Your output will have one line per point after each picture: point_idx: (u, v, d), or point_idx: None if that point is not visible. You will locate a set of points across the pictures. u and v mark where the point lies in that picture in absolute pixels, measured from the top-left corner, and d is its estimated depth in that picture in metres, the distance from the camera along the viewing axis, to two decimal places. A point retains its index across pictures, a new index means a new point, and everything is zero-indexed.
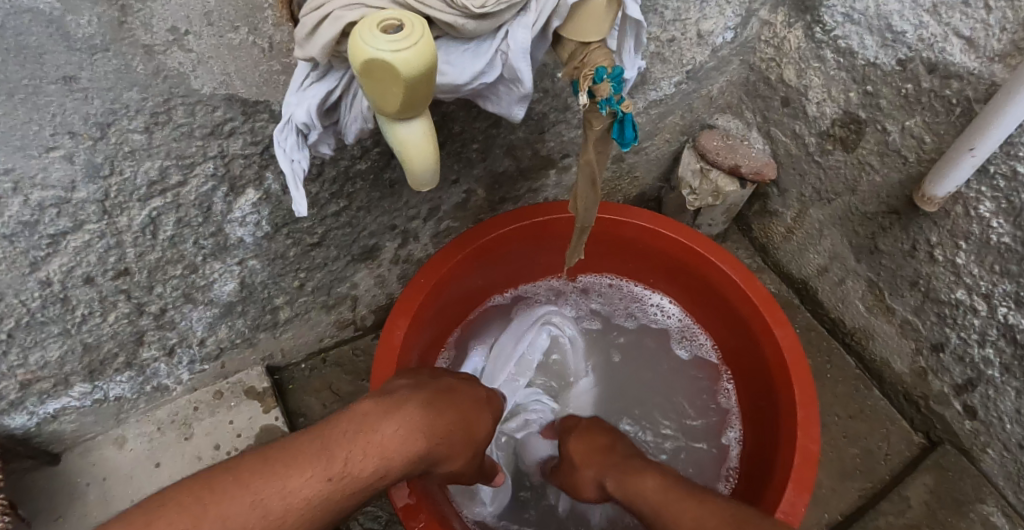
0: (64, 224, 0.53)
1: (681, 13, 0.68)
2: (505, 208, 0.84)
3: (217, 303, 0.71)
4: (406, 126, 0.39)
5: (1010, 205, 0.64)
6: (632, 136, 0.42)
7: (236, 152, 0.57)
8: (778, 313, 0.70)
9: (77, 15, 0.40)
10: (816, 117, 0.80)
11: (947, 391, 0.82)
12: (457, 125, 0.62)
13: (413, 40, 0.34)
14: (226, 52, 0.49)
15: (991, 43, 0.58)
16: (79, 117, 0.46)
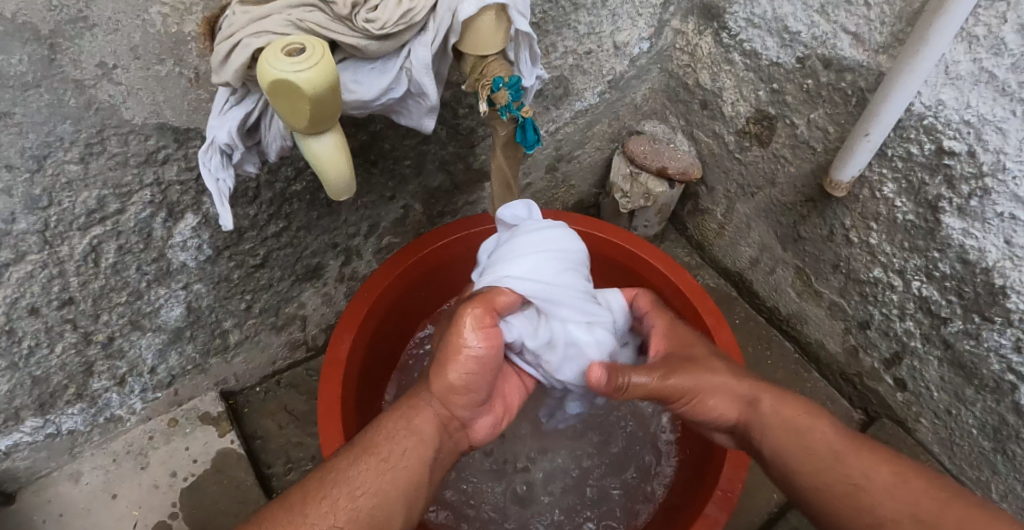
0: (5, 256, 0.54)
1: (595, 27, 0.73)
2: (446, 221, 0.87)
3: (165, 329, 0.72)
4: (318, 139, 0.42)
5: (909, 185, 0.70)
6: (535, 137, 0.47)
7: (172, 179, 0.59)
8: (707, 301, 0.75)
9: (8, 54, 0.44)
10: (732, 117, 0.85)
11: (877, 366, 0.87)
12: (387, 142, 0.66)
13: (315, 61, 0.38)
14: (153, 84, 0.52)
15: (875, 37, 0.63)
16: (14, 151, 0.49)
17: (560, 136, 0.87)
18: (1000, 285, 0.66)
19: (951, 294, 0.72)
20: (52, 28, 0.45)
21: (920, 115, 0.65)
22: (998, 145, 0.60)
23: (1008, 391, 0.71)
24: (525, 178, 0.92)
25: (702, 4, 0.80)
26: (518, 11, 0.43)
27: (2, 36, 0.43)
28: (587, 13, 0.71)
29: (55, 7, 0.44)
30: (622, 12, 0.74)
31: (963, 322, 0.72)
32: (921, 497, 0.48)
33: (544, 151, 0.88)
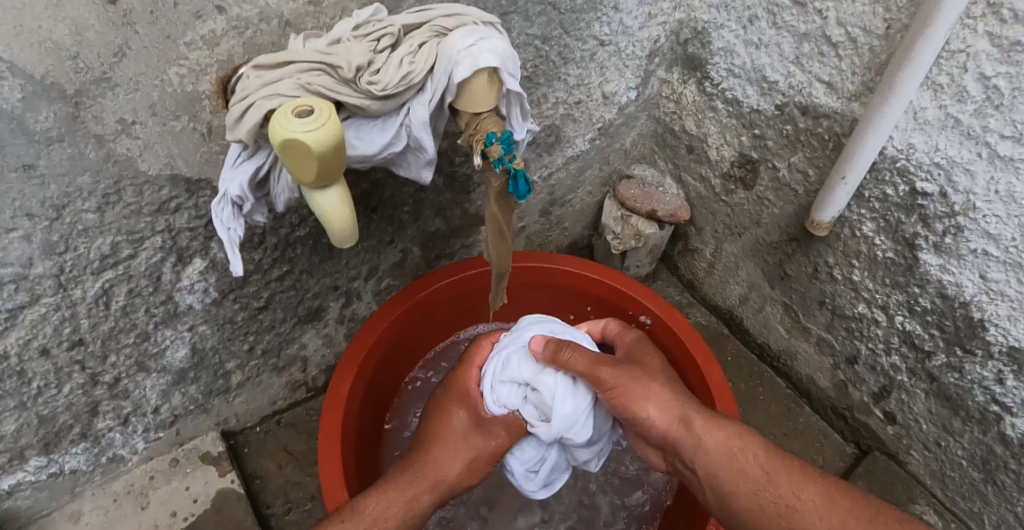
0: (22, 298, 0.57)
1: (583, 79, 0.78)
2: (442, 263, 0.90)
3: (169, 369, 0.74)
4: (323, 193, 0.45)
5: (887, 223, 0.73)
6: (527, 188, 0.49)
7: (182, 226, 0.62)
8: (697, 340, 0.78)
9: (35, 111, 0.47)
10: (718, 161, 0.89)
11: (867, 400, 0.88)
12: (386, 190, 0.70)
13: (324, 122, 0.42)
14: (168, 137, 0.55)
15: (847, 86, 0.67)
16: (36, 200, 0.52)
17: (553, 181, 0.91)
18: (979, 318, 0.69)
19: (933, 327, 0.74)
20: (78, 88, 0.48)
21: (893, 158, 0.69)
22: (967, 185, 0.64)
23: (993, 422, 0.73)
24: (520, 222, 0.96)
25: (685, 55, 0.84)
26: (509, 73, 0.47)
27: (31, 95, 0.47)
28: (576, 66, 0.75)
29: (80, 68, 0.47)
30: (610, 64, 0.79)
31: (946, 355, 0.74)
32: (848, 516, 0.52)
33: (538, 194, 0.92)
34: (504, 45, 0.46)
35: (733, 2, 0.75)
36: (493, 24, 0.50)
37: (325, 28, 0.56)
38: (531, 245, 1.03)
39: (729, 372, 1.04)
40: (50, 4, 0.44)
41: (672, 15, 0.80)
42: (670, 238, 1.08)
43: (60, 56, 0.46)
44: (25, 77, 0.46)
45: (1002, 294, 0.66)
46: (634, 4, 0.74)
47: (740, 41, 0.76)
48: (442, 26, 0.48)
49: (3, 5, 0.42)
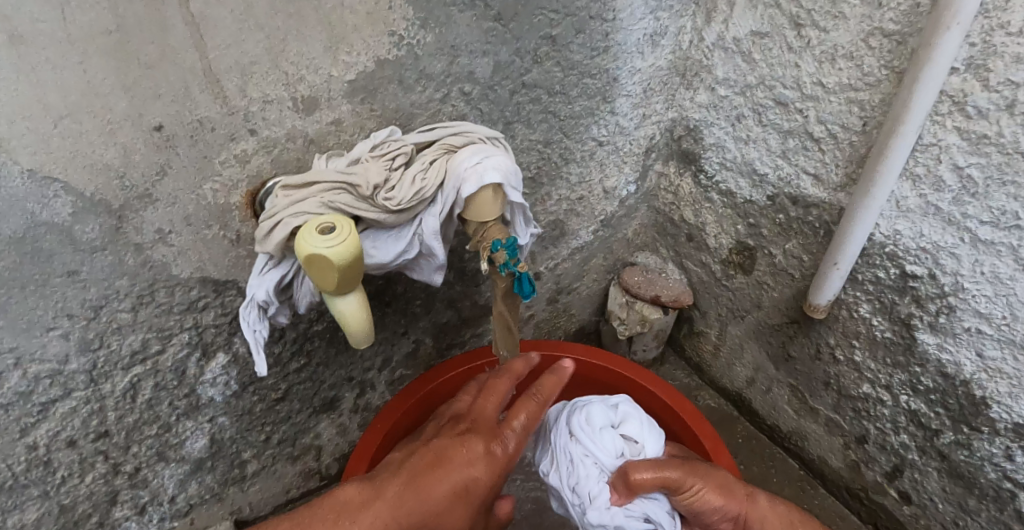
0: (54, 393, 0.59)
1: (585, 176, 0.85)
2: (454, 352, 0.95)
3: (188, 459, 0.75)
4: (342, 300, 0.50)
5: (882, 304, 0.75)
6: (531, 288, 0.53)
7: (209, 323, 0.66)
8: (704, 426, 0.79)
9: (83, 224, 0.52)
10: (716, 248, 0.93)
11: (881, 479, 0.88)
12: (400, 285, 0.76)
13: (344, 237, 0.46)
14: (202, 245, 0.60)
15: (832, 177, 0.72)
16: (77, 302, 0.56)
17: (558, 270, 0.95)
18: (981, 395, 0.70)
19: (938, 405, 0.75)
20: (122, 203, 0.53)
21: (882, 244, 0.72)
22: (954, 267, 0.67)
23: (1008, 500, 0.72)
24: (527, 310, 0.99)
25: (679, 151, 0.90)
26: (512, 186, 0.52)
27: (81, 210, 0.51)
28: (576, 166, 0.82)
29: (126, 186, 0.52)
30: (608, 162, 0.85)
31: (954, 432, 0.75)
32: None
33: (544, 284, 0.96)
34: (507, 162, 0.52)
35: (721, 103, 0.81)
36: (496, 138, 0.57)
37: (345, 144, 0.62)
38: (538, 333, 1.06)
39: (740, 453, 1.04)
40: (104, 132, 0.49)
41: (665, 115, 0.87)
42: (675, 321, 1.11)
43: (109, 176, 0.51)
44: (77, 195, 0.50)
45: (1000, 372, 0.67)
46: (628, 108, 0.81)
47: (729, 137, 0.82)
48: (450, 143, 0.55)
49: (64, 133, 0.47)
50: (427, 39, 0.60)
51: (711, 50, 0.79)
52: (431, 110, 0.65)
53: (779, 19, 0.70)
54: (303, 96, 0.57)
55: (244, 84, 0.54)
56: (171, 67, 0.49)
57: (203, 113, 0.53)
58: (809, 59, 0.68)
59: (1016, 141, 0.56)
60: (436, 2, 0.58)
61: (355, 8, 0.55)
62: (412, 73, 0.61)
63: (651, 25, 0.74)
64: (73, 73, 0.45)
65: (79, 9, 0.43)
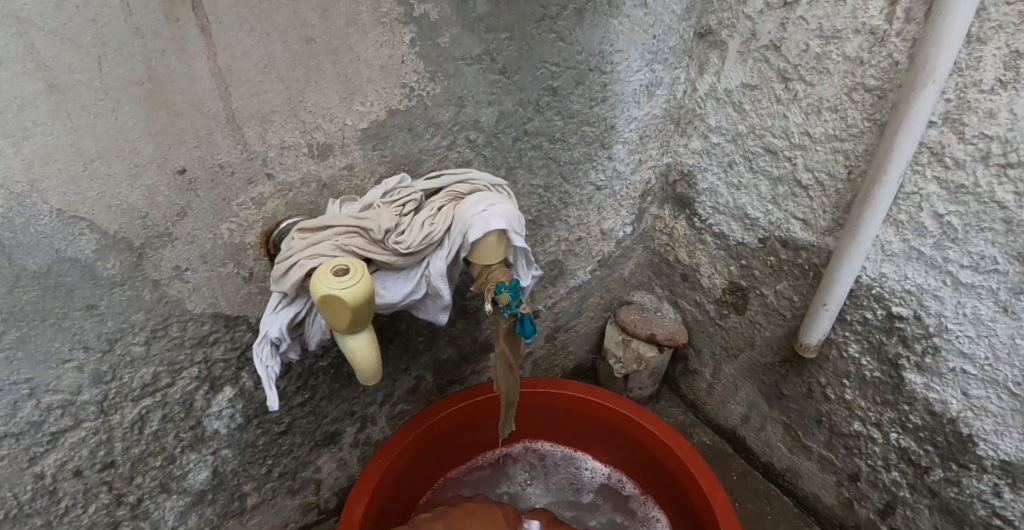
0: (66, 423, 0.61)
1: (583, 218, 0.88)
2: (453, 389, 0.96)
3: (190, 491, 0.75)
4: (353, 338, 0.52)
5: (871, 344, 0.78)
6: (532, 328, 0.56)
7: (218, 357, 0.68)
8: (699, 462, 0.81)
9: (105, 260, 0.54)
10: (710, 288, 0.96)
11: (873, 517, 0.89)
12: (403, 322, 0.79)
13: (358, 279, 0.49)
14: (216, 282, 0.62)
15: (820, 222, 0.75)
16: (93, 334, 0.58)
17: (556, 308, 0.98)
18: (968, 433, 0.72)
19: (927, 443, 0.77)
20: (143, 241, 0.56)
21: (869, 286, 0.75)
22: (937, 309, 0.69)
23: None
24: (526, 347, 1.02)
25: (674, 194, 0.94)
26: (515, 232, 0.55)
27: (104, 247, 0.54)
28: (575, 209, 0.86)
29: (148, 225, 0.55)
30: (606, 205, 0.89)
31: (943, 470, 0.77)
32: None
33: (543, 322, 0.99)
34: (511, 209, 0.55)
35: (714, 149, 0.85)
36: (500, 186, 0.61)
37: (356, 188, 0.65)
38: (536, 369, 1.08)
39: (735, 490, 1.05)
40: (130, 175, 0.52)
41: (660, 160, 0.91)
42: (671, 359, 1.13)
43: (132, 216, 0.54)
44: (101, 232, 0.53)
45: (985, 410, 0.69)
46: (625, 153, 0.85)
47: (722, 183, 0.86)
48: (457, 191, 0.58)
49: (94, 176, 0.50)
50: (436, 90, 0.63)
51: (704, 99, 0.83)
52: (438, 156, 0.68)
53: (767, 73, 0.74)
54: (318, 143, 0.60)
55: (264, 131, 0.57)
56: (196, 115, 0.52)
57: (224, 158, 0.56)
58: (796, 110, 0.72)
59: (992, 191, 0.60)
60: (446, 57, 0.62)
61: (370, 62, 0.58)
62: (421, 121, 0.65)
63: (647, 77, 0.78)
64: (105, 120, 0.48)
65: (115, 61, 0.47)
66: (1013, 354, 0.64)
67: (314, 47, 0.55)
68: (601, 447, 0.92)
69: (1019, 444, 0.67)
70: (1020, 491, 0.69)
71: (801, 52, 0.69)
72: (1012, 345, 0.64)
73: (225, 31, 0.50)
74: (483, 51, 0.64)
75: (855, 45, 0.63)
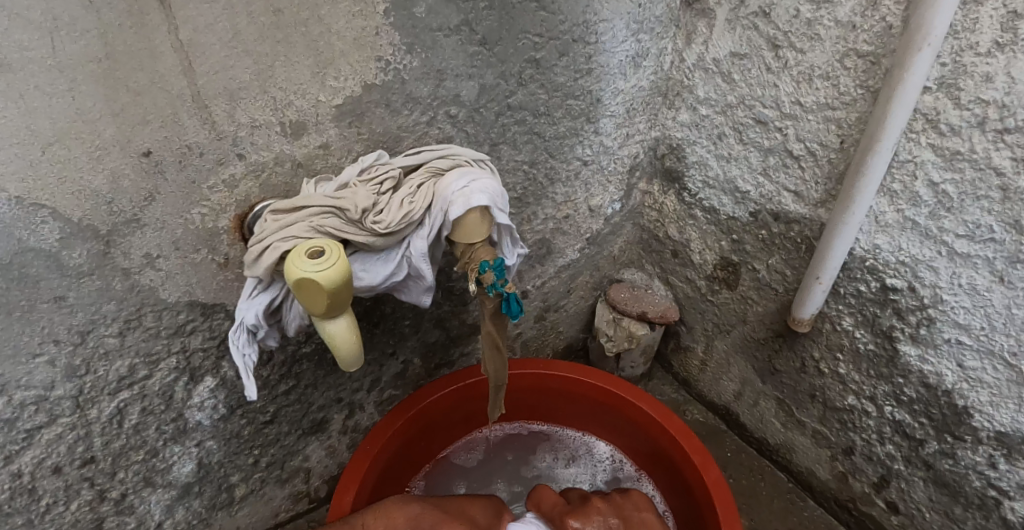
0: (40, 419, 0.58)
1: (570, 196, 0.86)
2: (442, 373, 0.95)
3: (175, 484, 0.73)
4: (331, 322, 0.50)
5: (864, 317, 0.77)
6: (519, 308, 0.54)
7: (197, 346, 0.66)
8: (693, 439, 0.80)
9: (71, 249, 0.52)
10: (701, 264, 0.95)
11: (868, 490, 0.88)
12: (388, 306, 0.77)
13: (333, 260, 0.47)
14: (189, 268, 0.60)
15: (812, 194, 0.74)
16: (63, 327, 0.55)
17: (545, 288, 0.96)
18: (963, 405, 0.71)
19: (922, 415, 0.76)
20: (110, 228, 0.53)
21: (862, 258, 0.73)
22: (933, 280, 0.68)
23: (994, 507, 0.73)
24: (515, 328, 1.00)
25: (663, 169, 0.92)
26: (499, 208, 0.53)
27: (68, 236, 0.51)
28: (562, 185, 0.84)
29: (114, 212, 0.53)
30: (593, 181, 0.87)
31: (938, 442, 0.76)
32: None
33: (532, 303, 0.97)
34: (494, 185, 0.53)
35: (703, 122, 0.83)
36: (483, 160, 0.59)
37: (333, 167, 0.63)
38: (526, 351, 1.06)
39: (729, 467, 1.04)
40: (92, 158, 0.49)
41: (648, 135, 0.89)
42: (662, 337, 1.12)
43: (97, 202, 0.51)
44: (65, 221, 0.50)
45: (980, 381, 0.68)
46: (612, 127, 0.82)
47: (712, 156, 0.84)
48: (436, 167, 0.56)
49: (53, 160, 0.47)
50: (413, 63, 0.61)
51: (692, 70, 0.81)
52: (417, 132, 0.66)
53: (757, 40, 0.72)
54: (291, 121, 0.58)
55: (233, 109, 0.54)
56: (159, 93, 0.49)
57: (191, 139, 0.53)
58: (787, 78, 0.70)
59: (989, 157, 0.58)
60: (423, 28, 0.59)
61: (343, 34, 0.56)
62: (398, 96, 0.62)
63: (633, 47, 0.76)
64: (62, 101, 0.46)
65: (69, 38, 0.44)
66: (1009, 324, 0.63)
67: (282, 19, 0.52)
68: (596, 427, 0.91)
69: (1014, 415, 0.66)
70: (1016, 461, 0.68)
71: (791, 17, 0.67)
72: (1008, 315, 0.63)
73: (185, 3, 0.47)
74: (462, 21, 0.61)
75: (848, 8, 0.61)
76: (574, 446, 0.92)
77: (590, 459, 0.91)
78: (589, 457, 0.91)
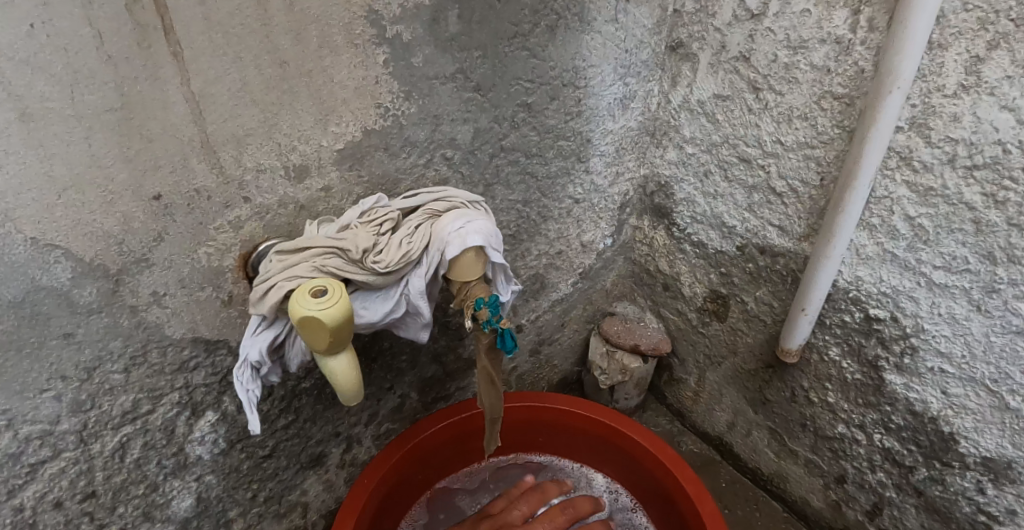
0: (44, 454, 0.59)
1: (563, 231, 0.89)
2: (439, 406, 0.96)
3: (173, 520, 0.74)
4: (332, 358, 0.52)
5: (850, 347, 0.79)
6: (513, 344, 0.56)
7: (199, 382, 0.68)
8: (686, 469, 0.81)
9: (81, 287, 0.54)
10: (691, 295, 0.97)
11: (862, 518, 0.89)
12: (386, 340, 0.79)
13: (335, 299, 0.49)
14: (194, 306, 0.62)
15: (795, 229, 0.76)
16: (70, 363, 0.57)
17: (540, 321, 0.99)
18: (949, 431, 0.73)
19: (910, 443, 0.78)
20: (120, 267, 0.55)
21: (846, 289, 0.76)
22: (913, 310, 0.70)
23: None
24: (510, 361, 1.02)
25: (653, 205, 0.95)
26: (493, 248, 0.56)
27: (79, 275, 0.53)
28: (555, 222, 0.86)
29: (124, 251, 0.55)
30: (585, 217, 0.90)
31: (927, 469, 0.77)
32: None
33: (527, 336, 0.99)
34: (488, 226, 0.56)
35: (689, 160, 0.86)
36: (478, 202, 0.61)
37: (334, 209, 0.66)
38: (522, 383, 1.08)
39: (725, 497, 1.05)
40: (105, 201, 0.52)
41: (638, 172, 0.92)
42: (656, 368, 1.14)
43: (108, 242, 0.53)
44: (76, 260, 0.52)
45: (964, 408, 0.70)
46: (602, 166, 0.86)
47: (699, 193, 0.87)
48: (433, 209, 0.59)
49: (68, 204, 0.50)
50: (411, 110, 0.64)
51: (678, 111, 0.84)
52: (415, 174, 0.69)
53: (738, 84, 0.75)
54: (294, 165, 0.61)
55: (239, 155, 0.57)
56: (170, 140, 0.52)
57: (199, 183, 0.56)
58: (768, 119, 0.74)
59: (960, 192, 0.61)
60: (420, 77, 0.63)
61: (344, 83, 0.59)
62: (397, 141, 0.65)
63: (621, 90, 0.79)
64: (79, 147, 0.48)
65: (87, 89, 0.47)
66: (988, 351, 0.65)
67: (288, 70, 0.55)
68: (592, 458, 0.92)
69: (998, 440, 0.68)
70: (1003, 486, 0.70)
71: (769, 62, 0.71)
72: (987, 343, 0.65)
73: (198, 56, 0.50)
74: (457, 70, 0.64)
75: (822, 54, 0.65)
76: (570, 476, 0.93)
77: (586, 489, 0.91)
78: (585, 487, 0.92)
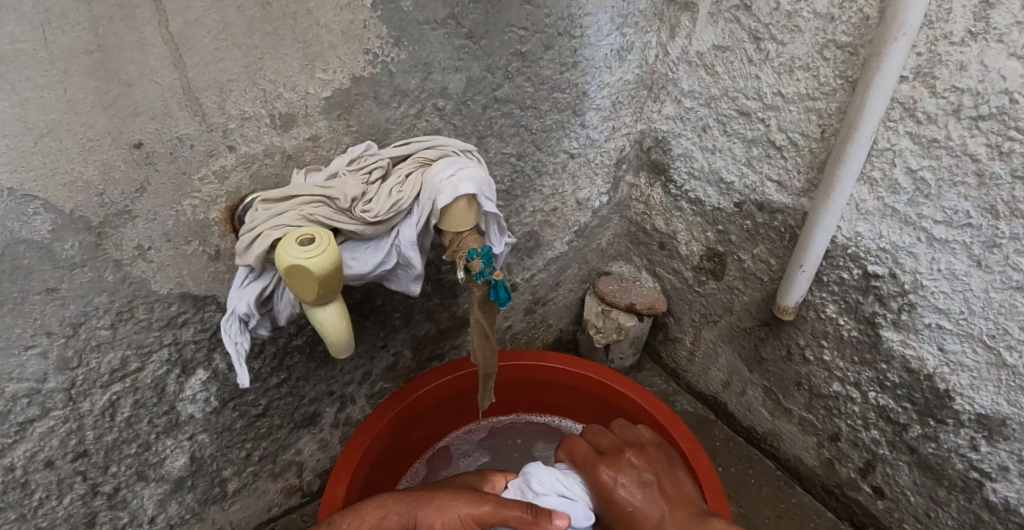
0: (32, 412, 0.59)
1: (558, 188, 0.87)
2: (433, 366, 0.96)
3: (168, 478, 0.74)
4: (323, 309, 0.51)
5: (847, 304, 0.78)
6: (507, 295, 0.54)
7: (188, 338, 0.67)
8: (683, 430, 0.81)
9: (63, 241, 0.53)
10: (687, 255, 0.96)
11: (854, 475, 0.90)
12: (378, 298, 0.78)
13: (323, 248, 0.48)
14: (180, 261, 0.61)
15: (794, 184, 0.75)
16: (55, 318, 0.56)
17: (534, 281, 0.98)
18: (944, 389, 0.72)
19: (905, 400, 0.78)
20: (102, 219, 0.54)
21: (844, 245, 0.75)
22: (912, 266, 0.70)
23: (975, 489, 0.74)
24: (505, 321, 1.01)
25: (650, 161, 0.93)
26: (486, 197, 0.55)
27: (60, 228, 0.52)
28: (549, 178, 0.85)
29: (106, 203, 0.53)
30: (580, 174, 0.88)
31: (921, 426, 0.77)
32: None
33: (522, 295, 0.98)
34: (480, 174, 0.54)
35: (687, 114, 0.84)
36: (470, 151, 0.60)
37: (322, 159, 0.64)
38: (516, 344, 1.07)
39: (718, 456, 1.06)
40: (84, 149, 0.49)
41: (634, 128, 0.90)
42: (651, 328, 1.14)
43: (87, 194, 0.52)
44: (56, 212, 0.51)
45: (961, 365, 0.70)
46: (598, 120, 0.84)
47: (697, 148, 0.85)
48: (424, 157, 0.57)
49: (45, 152, 0.48)
50: (400, 56, 0.62)
51: (677, 63, 0.82)
52: (405, 125, 0.67)
53: (739, 33, 0.73)
54: (280, 113, 0.59)
55: (222, 101, 0.55)
56: (151, 85, 0.50)
57: (182, 130, 0.54)
58: (769, 70, 0.71)
59: (964, 144, 0.60)
60: (409, 21, 0.60)
61: (331, 27, 0.56)
62: (386, 89, 0.63)
63: (617, 41, 0.77)
64: (53, 93, 0.46)
65: (60, 30, 0.44)
66: (986, 308, 0.65)
67: (271, 12, 0.53)
68: (591, 419, 0.92)
69: (994, 396, 0.68)
70: (996, 442, 0.70)
71: (771, 10, 0.68)
72: (986, 299, 0.64)
73: None
74: (448, 15, 0.62)
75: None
76: None
77: None
78: None
